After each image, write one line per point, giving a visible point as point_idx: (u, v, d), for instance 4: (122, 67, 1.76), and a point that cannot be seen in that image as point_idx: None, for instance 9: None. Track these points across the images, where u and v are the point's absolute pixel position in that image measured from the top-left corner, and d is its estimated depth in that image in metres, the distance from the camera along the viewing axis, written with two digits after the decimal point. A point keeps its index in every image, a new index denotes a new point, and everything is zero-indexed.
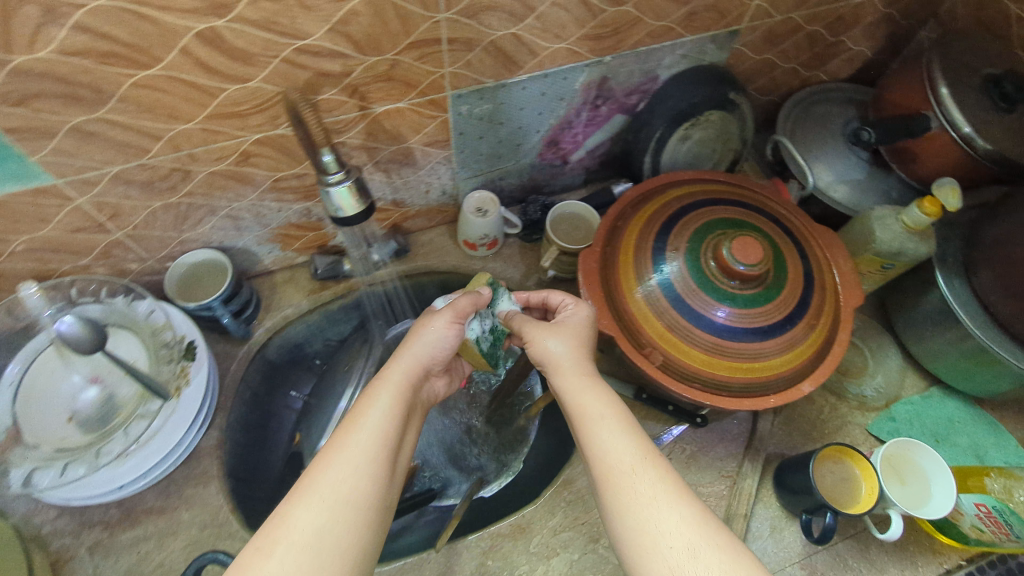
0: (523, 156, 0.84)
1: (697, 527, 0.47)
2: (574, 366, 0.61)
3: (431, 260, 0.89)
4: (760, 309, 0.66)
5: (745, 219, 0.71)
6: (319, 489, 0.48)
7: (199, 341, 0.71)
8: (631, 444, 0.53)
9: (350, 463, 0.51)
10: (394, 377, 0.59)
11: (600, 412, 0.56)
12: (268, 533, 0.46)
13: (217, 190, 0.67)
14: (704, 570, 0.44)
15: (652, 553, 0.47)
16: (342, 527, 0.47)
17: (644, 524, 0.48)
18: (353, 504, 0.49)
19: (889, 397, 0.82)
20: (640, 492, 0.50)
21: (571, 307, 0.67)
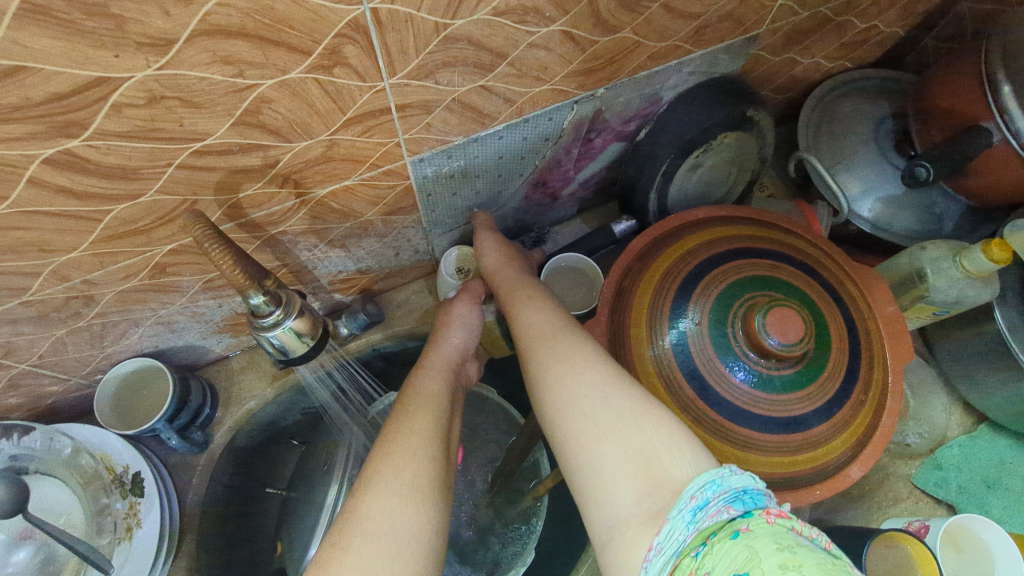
0: (506, 201, 0.71)
1: (612, 379, 0.46)
2: (512, 272, 0.63)
3: (411, 324, 0.78)
4: (800, 391, 0.56)
5: (773, 275, 0.60)
6: (385, 475, 0.44)
7: (146, 470, 0.61)
8: (545, 320, 0.53)
9: (411, 445, 0.47)
10: (434, 362, 0.59)
11: (526, 302, 0.57)
12: (343, 527, 0.41)
13: (133, 305, 0.54)
14: (612, 416, 0.43)
15: (567, 412, 0.45)
16: (411, 509, 0.43)
17: (557, 390, 0.47)
18: (424, 487, 0.45)
19: (935, 441, 0.74)
20: (550, 354, 0.49)
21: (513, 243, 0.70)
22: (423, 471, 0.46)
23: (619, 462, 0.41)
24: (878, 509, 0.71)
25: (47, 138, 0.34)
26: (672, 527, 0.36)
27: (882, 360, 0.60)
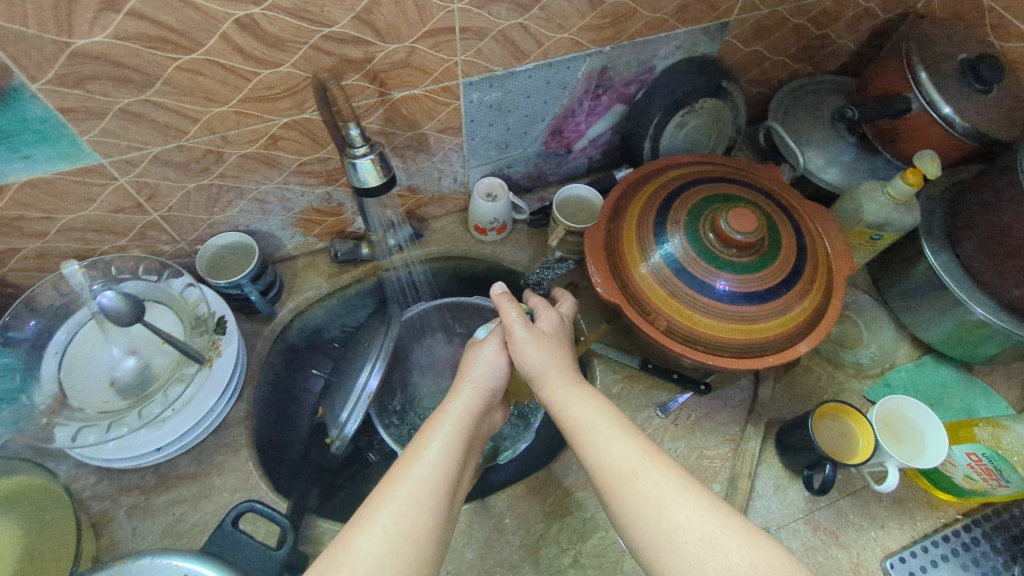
0: (530, 144, 0.89)
1: (707, 519, 0.51)
2: (559, 374, 0.64)
3: (444, 245, 0.94)
4: (755, 275, 0.71)
5: (738, 195, 0.77)
6: (380, 526, 0.51)
7: (229, 316, 0.75)
8: (630, 446, 0.57)
9: (412, 497, 0.53)
10: (457, 413, 0.62)
11: (599, 421, 0.59)
12: (334, 561, 0.48)
13: (246, 173, 0.72)
14: (723, 560, 0.48)
15: (665, 545, 0.50)
16: (402, 556, 0.49)
17: (660, 523, 0.51)
18: (415, 539, 0.51)
19: (884, 364, 0.86)
20: (642, 494, 0.53)
21: (544, 313, 0.71)
22: (419, 525, 0.52)
23: None
24: None
25: (241, 3, 0.53)
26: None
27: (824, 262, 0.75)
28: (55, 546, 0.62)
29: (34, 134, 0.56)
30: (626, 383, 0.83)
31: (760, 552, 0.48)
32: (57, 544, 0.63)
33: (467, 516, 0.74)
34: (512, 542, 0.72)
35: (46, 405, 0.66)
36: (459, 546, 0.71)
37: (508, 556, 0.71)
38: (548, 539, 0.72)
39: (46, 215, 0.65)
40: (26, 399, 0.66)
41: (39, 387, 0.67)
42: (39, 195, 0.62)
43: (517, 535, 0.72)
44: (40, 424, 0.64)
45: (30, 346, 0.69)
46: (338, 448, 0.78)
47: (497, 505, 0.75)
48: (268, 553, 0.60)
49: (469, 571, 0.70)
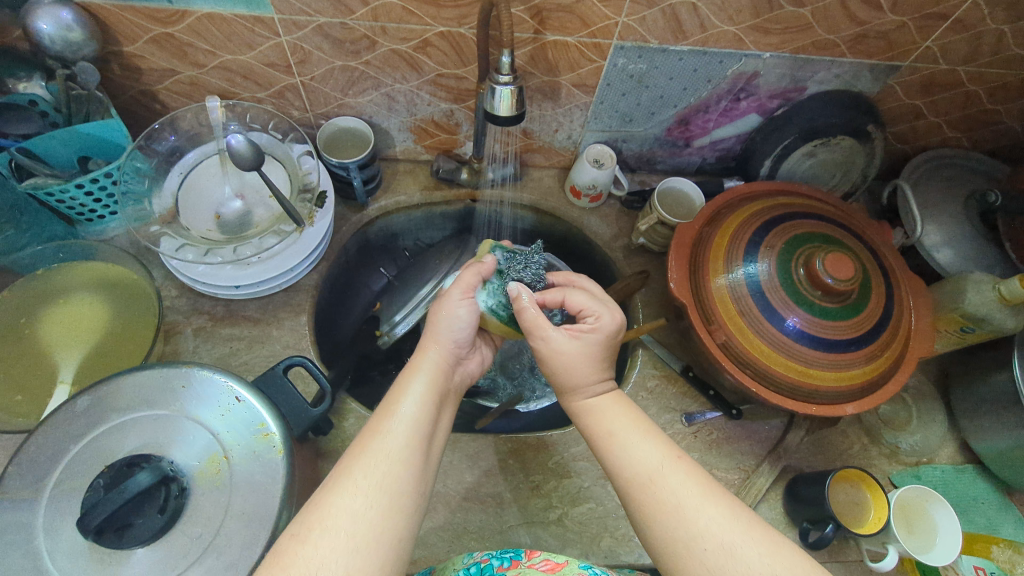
0: (653, 125, 0.88)
1: (730, 529, 0.51)
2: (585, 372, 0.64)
3: (536, 195, 0.96)
4: (830, 322, 0.70)
5: (842, 241, 0.75)
6: (354, 477, 0.53)
7: (330, 193, 0.81)
8: (651, 451, 0.58)
9: (383, 453, 0.56)
10: (427, 373, 0.64)
11: (618, 427, 0.60)
12: (309, 517, 0.51)
13: (388, 68, 0.76)
14: (744, 568, 0.49)
15: (683, 548, 0.51)
16: (377, 506, 0.53)
17: (680, 524, 0.52)
18: (389, 489, 0.54)
19: (922, 456, 0.84)
20: (659, 495, 0.54)
21: (592, 316, 0.65)
22: (391, 477, 0.54)
23: None
24: None
25: None
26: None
27: (901, 334, 0.73)
28: (132, 340, 0.70)
29: None
30: (661, 381, 0.84)
31: (781, 563, 0.49)
32: (134, 338, 0.71)
33: (476, 444, 0.78)
34: (508, 482, 0.76)
35: (161, 213, 0.74)
36: (461, 466, 0.76)
37: (501, 493, 0.75)
38: (542, 490, 0.76)
39: (210, 49, 0.71)
40: (147, 203, 0.74)
41: (159, 198, 0.75)
42: (211, 28, 0.68)
43: (514, 477, 0.77)
44: (153, 228, 0.73)
45: (160, 159, 0.76)
46: (384, 342, 0.84)
47: (505, 445, 0.79)
48: (305, 408, 0.64)
49: (463, 490, 0.75)
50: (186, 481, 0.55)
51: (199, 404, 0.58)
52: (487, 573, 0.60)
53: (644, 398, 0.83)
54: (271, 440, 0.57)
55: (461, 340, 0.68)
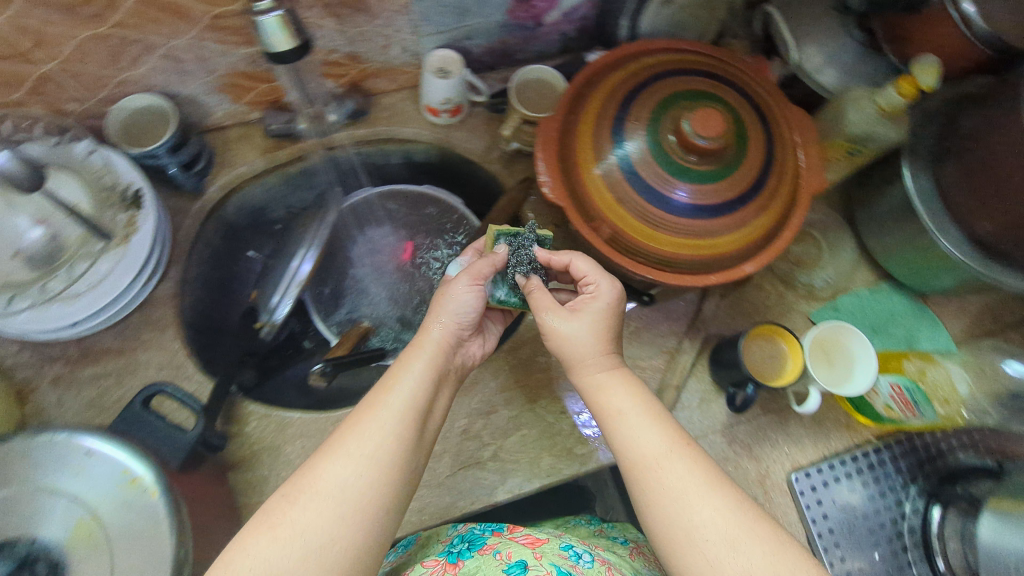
0: (491, 11, 0.77)
1: (732, 521, 0.51)
2: (592, 356, 0.62)
3: (393, 125, 0.85)
4: (712, 187, 0.66)
5: (711, 93, 0.69)
6: (348, 445, 0.52)
7: (145, 189, 0.69)
8: (657, 436, 0.56)
9: (381, 423, 0.54)
10: (430, 350, 0.61)
11: (628, 406, 0.58)
12: (298, 481, 0.51)
13: (149, 23, 0.62)
14: (745, 563, 0.48)
15: (684, 545, 0.50)
16: (367, 476, 0.52)
17: (685, 517, 0.51)
18: (380, 461, 0.53)
19: (837, 288, 0.83)
20: (665, 482, 0.53)
21: (594, 283, 0.64)
22: (383, 450, 0.53)
23: None
24: None
25: None
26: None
27: (788, 175, 0.69)
28: None
29: None
30: None
31: (783, 562, 0.48)
32: None
33: None
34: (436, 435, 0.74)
35: None
36: None
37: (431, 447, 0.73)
38: (471, 434, 0.74)
39: None
40: None
41: None
42: None
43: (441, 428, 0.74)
44: None
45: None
46: (267, 331, 0.76)
47: None
48: (178, 437, 0.59)
49: None
50: (56, 555, 0.51)
51: (47, 470, 0.52)
52: (471, 538, 0.63)
53: None
54: (142, 485, 0.51)
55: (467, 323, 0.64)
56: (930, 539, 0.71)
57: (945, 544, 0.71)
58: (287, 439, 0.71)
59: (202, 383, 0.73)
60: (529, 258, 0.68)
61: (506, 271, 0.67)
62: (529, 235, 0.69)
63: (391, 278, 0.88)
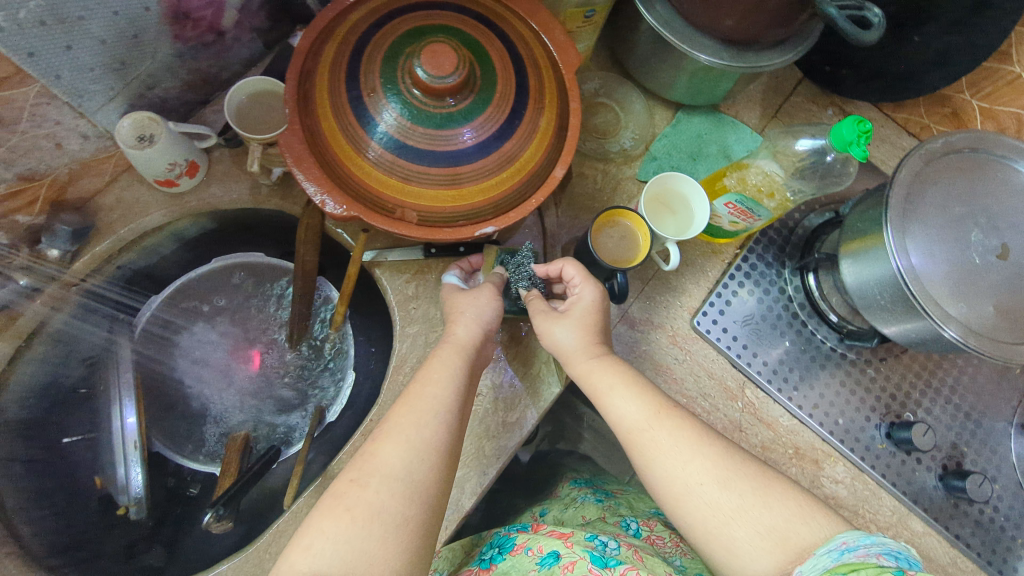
0: (154, 46, 0.64)
1: (720, 466, 0.54)
2: (580, 350, 0.62)
3: (132, 221, 0.70)
4: (482, 118, 0.62)
5: (429, 26, 0.63)
6: (406, 434, 0.53)
7: None
8: (642, 404, 0.58)
9: (432, 412, 0.55)
10: (466, 343, 0.61)
11: (615, 381, 0.60)
12: (363, 466, 0.51)
13: None
14: (736, 500, 0.52)
15: (685, 495, 0.53)
16: (427, 464, 0.52)
17: (682, 470, 0.54)
18: (434, 448, 0.53)
19: (646, 139, 0.84)
20: (663, 444, 0.55)
21: (579, 285, 0.64)
22: (438, 440, 0.53)
23: (749, 538, 0.50)
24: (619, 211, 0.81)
25: None
26: (818, 560, 0.46)
27: (543, 66, 0.66)
28: None
29: None
30: (417, 280, 0.75)
31: (769, 493, 0.52)
32: None
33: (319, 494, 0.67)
34: None
35: None
36: None
37: None
38: None
39: None
40: None
41: None
42: None
43: None
44: None
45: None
46: (137, 513, 0.68)
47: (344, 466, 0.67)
48: None
49: None
50: None
51: None
52: (503, 547, 0.62)
53: (417, 307, 0.74)
54: None
55: (486, 324, 0.64)
56: (817, 302, 0.78)
57: (829, 300, 0.78)
58: None
59: None
60: (529, 274, 0.70)
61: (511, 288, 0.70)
62: (526, 254, 0.72)
63: (240, 371, 0.77)
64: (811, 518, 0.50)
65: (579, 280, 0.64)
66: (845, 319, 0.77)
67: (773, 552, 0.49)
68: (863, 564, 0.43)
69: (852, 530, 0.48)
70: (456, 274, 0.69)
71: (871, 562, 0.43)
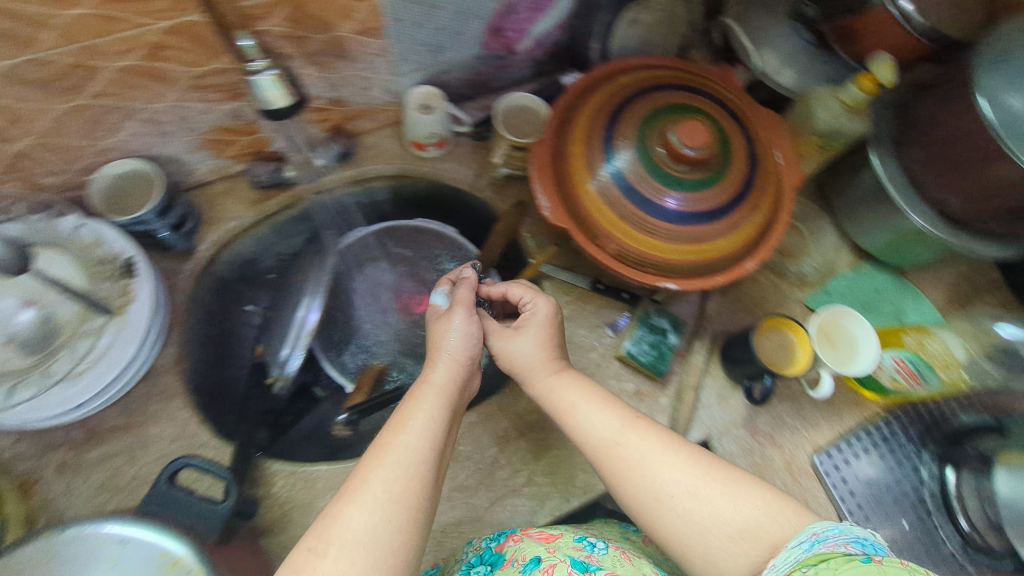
0: (466, 44, 0.79)
1: (691, 473, 0.53)
2: (542, 367, 0.64)
3: (379, 163, 0.86)
4: (705, 193, 0.67)
5: (690, 105, 0.71)
6: (372, 487, 0.49)
7: (138, 257, 0.67)
8: (608, 418, 0.58)
9: (406, 457, 0.52)
10: (429, 388, 0.60)
11: (580, 398, 0.60)
12: (323, 531, 0.47)
13: (130, 91, 0.61)
14: (710, 507, 0.51)
15: (657, 501, 0.52)
16: (395, 519, 0.48)
17: (652, 477, 0.53)
18: (404, 501, 0.50)
19: (825, 273, 0.86)
20: (625, 447, 0.56)
21: (534, 301, 0.68)
22: (410, 489, 0.50)
23: (727, 546, 0.49)
24: None
25: None
26: (789, 552, 0.45)
27: (772, 172, 0.71)
28: None
29: None
30: (575, 304, 0.81)
31: (741, 497, 0.51)
32: None
33: None
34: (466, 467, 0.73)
35: None
36: None
37: (463, 480, 0.71)
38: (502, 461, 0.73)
39: None
40: None
41: None
42: None
43: (470, 463, 0.73)
44: None
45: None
46: (282, 387, 0.74)
47: None
48: (212, 508, 0.57)
49: None
50: None
51: (76, 569, 0.49)
52: (490, 559, 0.59)
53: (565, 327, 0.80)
54: (184, 565, 0.49)
55: (459, 360, 0.64)
56: (950, 500, 0.73)
57: (965, 502, 0.72)
58: (318, 493, 0.69)
59: (219, 448, 0.71)
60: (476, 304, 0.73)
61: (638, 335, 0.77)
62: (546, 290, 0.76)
63: (395, 315, 0.87)
64: (783, 515, 0.49)
65: (531, 297, 0.68)
66: (976, 531, 0.71)
67: (753, 559, 0.48)
68: (832, 554, 0.43)
69: (822, 523, 0.48)
70: (444, 295, 0.70)
71: (840, 551, 0.43)
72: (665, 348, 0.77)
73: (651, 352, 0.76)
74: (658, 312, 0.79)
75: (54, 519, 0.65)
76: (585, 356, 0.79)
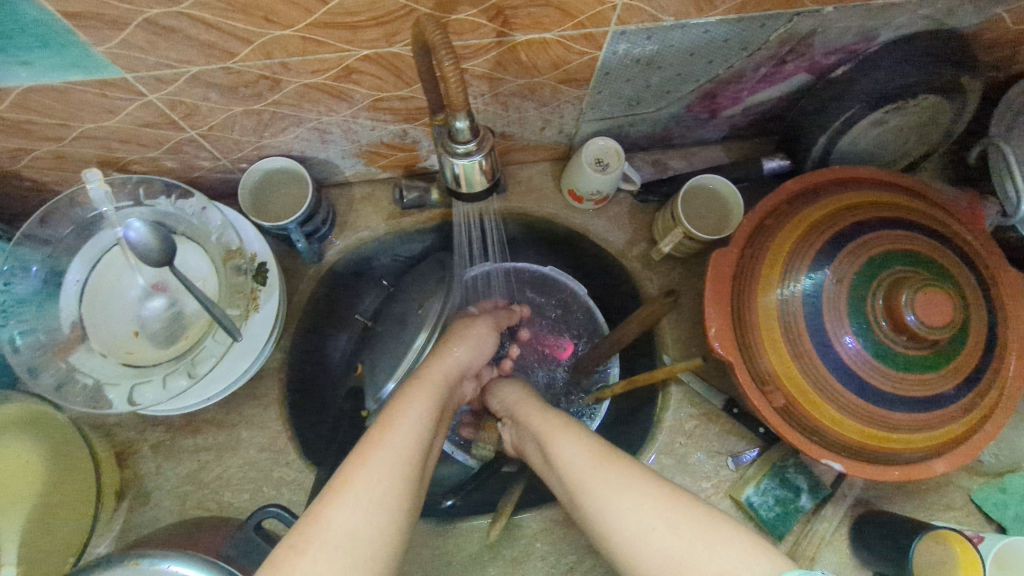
0: (668, 104, 0.67)
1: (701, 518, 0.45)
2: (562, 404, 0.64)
3: (527, 202, 0.78)
4: (918, 376, 0.55)
5: (929, 255, 0.57)
6: (354, 485, 0.45)
7: (271, 263, 0.64)
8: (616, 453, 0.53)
9: (386, 460, 0.48)
10: (432, 376, 0.60)
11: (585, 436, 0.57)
12: (306, 527, 0.43)
13: (307, 103, 0.55)
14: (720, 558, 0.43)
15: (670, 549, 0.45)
16: (374, 524, 0.44)
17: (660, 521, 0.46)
18: (387, 507, 0.46)
19: (1008, 466, 0.71)
20: (619, 472, 0.51)
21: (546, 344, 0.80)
22: (393, 490, 0.47)
23: None
24: (926, 510, 0.70)
25: None
26: None
27: (1012, 360, 0.56)
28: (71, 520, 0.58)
29: (34, 38, 0.40)
30: (700, 421, 0.72)
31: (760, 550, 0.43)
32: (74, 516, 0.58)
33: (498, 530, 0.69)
34: (539, 566, 0.68)
35: (65, 344, 0.58)
36: (483, 560, 0.68)
37: None
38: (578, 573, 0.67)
39: (58, 122, 0.52)
40: (43, 332, 0.58)
41: (57, 319, 0.59)
42: (50, 103, 0.49)
43: (545, 563, 0.68)
44: (58, 369, 0.57)
45: (59, 245, 0.60)
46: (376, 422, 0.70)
47: (529, 526, 0.69)
48: None
49: None
50: None
51: None
52: None
53: (682, 445, 0.71)
54: None
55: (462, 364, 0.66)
56: None
57: None
58: None
59: (300, 469, 0.69)
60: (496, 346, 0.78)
61: (765, 486, 0.68)
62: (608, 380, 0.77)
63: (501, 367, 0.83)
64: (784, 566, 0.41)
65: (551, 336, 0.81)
66: None
67: None
68: None
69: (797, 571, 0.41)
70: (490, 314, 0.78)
71: None
72: (793, 508, 0.67)
73: (776, 508, 0.67)
74: (798, 467, 0.69)
75: (141, 495, 0.66)
76: (696, 483, 0.70)
